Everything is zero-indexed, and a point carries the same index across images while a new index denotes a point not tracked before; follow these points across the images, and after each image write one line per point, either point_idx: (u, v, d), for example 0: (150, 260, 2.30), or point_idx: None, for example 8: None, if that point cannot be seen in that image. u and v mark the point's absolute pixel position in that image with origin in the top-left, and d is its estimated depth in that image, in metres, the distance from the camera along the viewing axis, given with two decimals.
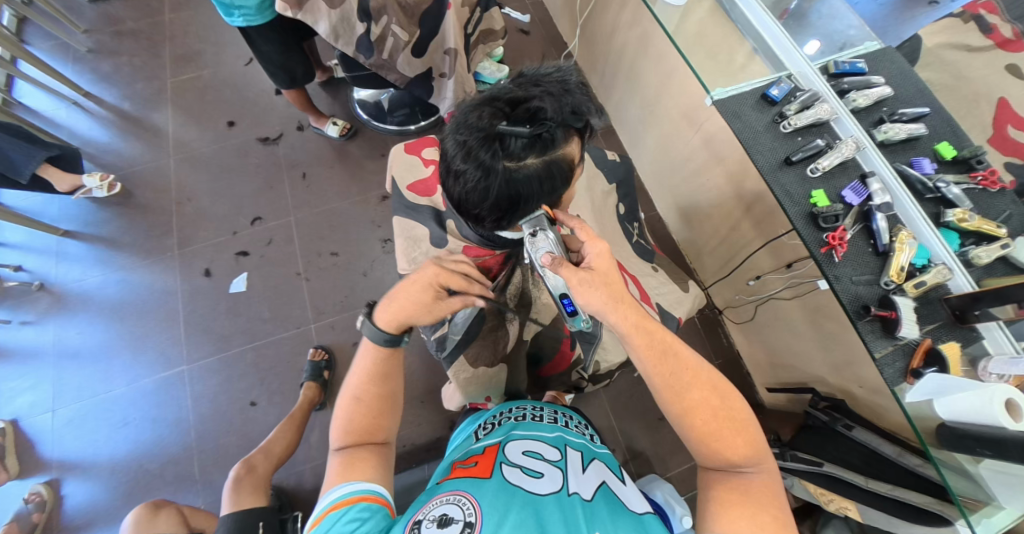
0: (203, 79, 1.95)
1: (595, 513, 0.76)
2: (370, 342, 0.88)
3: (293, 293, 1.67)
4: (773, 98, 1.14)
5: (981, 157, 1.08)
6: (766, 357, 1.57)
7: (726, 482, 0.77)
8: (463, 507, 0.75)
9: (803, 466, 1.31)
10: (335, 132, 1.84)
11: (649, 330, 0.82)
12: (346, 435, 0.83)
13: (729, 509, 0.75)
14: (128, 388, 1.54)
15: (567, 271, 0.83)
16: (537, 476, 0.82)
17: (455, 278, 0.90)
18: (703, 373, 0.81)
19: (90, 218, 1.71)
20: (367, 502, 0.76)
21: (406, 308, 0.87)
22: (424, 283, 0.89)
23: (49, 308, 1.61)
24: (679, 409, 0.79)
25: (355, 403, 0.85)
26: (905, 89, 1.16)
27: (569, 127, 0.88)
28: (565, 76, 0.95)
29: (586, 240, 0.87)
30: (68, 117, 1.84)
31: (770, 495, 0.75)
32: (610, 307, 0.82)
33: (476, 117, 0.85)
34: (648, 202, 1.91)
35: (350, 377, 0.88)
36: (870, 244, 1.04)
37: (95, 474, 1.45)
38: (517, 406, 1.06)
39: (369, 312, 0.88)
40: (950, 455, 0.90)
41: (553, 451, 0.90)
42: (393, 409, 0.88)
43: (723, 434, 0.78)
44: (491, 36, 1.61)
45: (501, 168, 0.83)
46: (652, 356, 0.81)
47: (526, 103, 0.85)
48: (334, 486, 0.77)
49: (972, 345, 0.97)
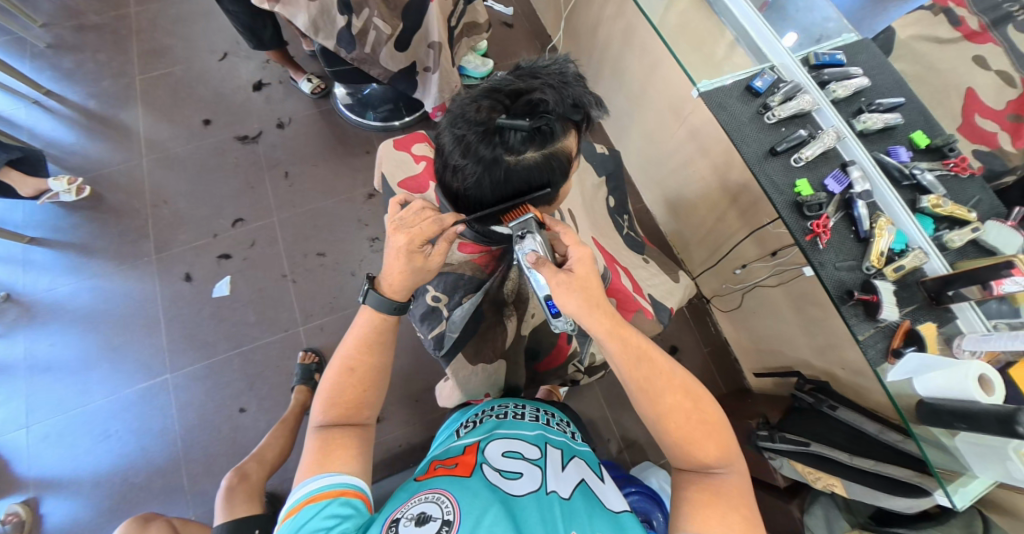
0: (175, 75, 1.87)
1: (573, 511, 0.75)
2: (374, 310, 0.84)
3: (280, 296, 1.63)
4: (757, 90, 1.15)
5: (953, 145, 1.13)
6: (754, 343, 1.63)
7: (700, 484, 0.76)
8: (442, 504, 0.72)
9: (790, 447, 1.30)
10: (308, 88, 1.85)
11: (626, 339, 0.80)
12: (328, 411, 0.78)
13: (703, 509, 0.73)
14: (107, 400, 1.48)
15: (548, 271, 0.80)
16: (516, 477, 0.80)
17: (428, 230, 0.84)
18: (675, 377, 0.79)
19: (57, 224, 1.63)
20: (348, 497, 0.72)
21: (405, 274, 0.84)
22: (404, 251, 0.84)
23: (17, 319, 1.52)
24: (656, 415, 0.78)
25: (346, 375, 0.80)
26: (881, 80, 1.20)
27: (568, 119, 0.88)
28: (562, 68, 0.95)
29: (570, 244, 0.83)
30: (29, 117, 1.74)
31: (740, 496, 0.74)
32: (585, 310, 0.79)
33: (474, 110, 0.84)
34: (636, 195, 1.93)
35: (345, 344, 0.83)
36: (851, 230, 1.07)
37: (76, 490, 1.39)
38: (500, 404, 1.04)
39: (367, 289, 0.84)
40: (929, 431, 0.94)
41: (534, 450, 0.88)
42: (382, 385, 0.83)
43: (696, 438, 0.76)
44: (474, 29, 1.59)
45: (502, 162, 0.82)
46: (626, 363, 0.79)
47: (526, 96, 0.85)
48: (310, 477, 0.72)
49: (947, 325, 1.02)
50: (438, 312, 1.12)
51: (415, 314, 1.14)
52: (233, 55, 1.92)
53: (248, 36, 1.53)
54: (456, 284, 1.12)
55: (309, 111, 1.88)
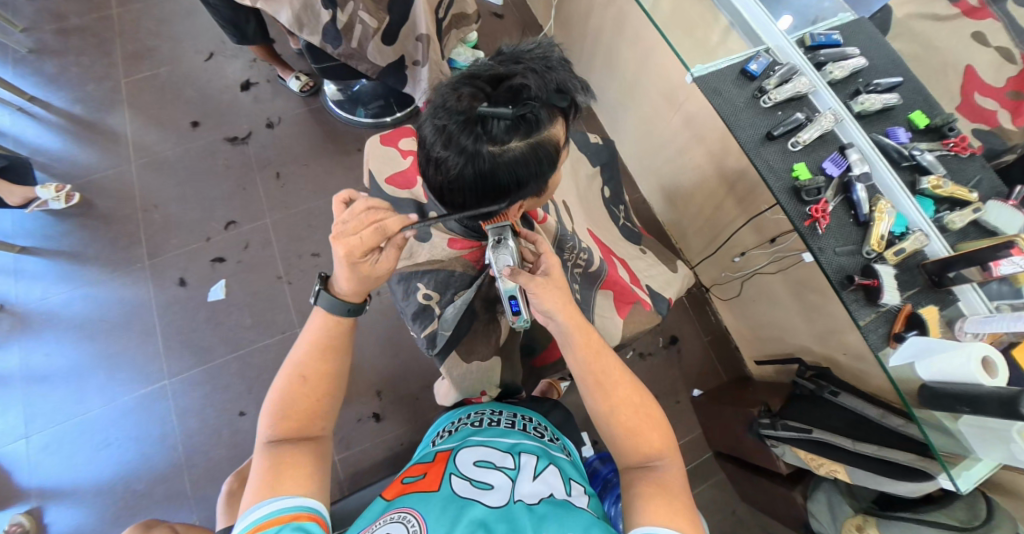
0: (161, 77, 1.84)
1: (542, 515, 0.72)
2: (326, 313, 0.81)
3: (276, 298, 1.62)
4: (752, 73, 1.13)
5: (952, 125, 1.11)
6: (754, 331, 1.63)
7: (648, 479, 0.73)
8: (408, 524, 0.70)
9: (792, 434, 1.27)
10: (296, 86, 1.82)
11: (590, 333, 0.82)
12: (278, 425, 0.74)
13: (654, 502, 0.69)
14: (105, 408, 1.47)
15: (525, 277, 0.80)
16: (487, 489, 0.78)
17: (370, 240, 0.77)
18: (626, 372, 0.81)
19: (48, 232, 1.61)
20: (301, 521, 0.66)
21: (354, 282, 0.80)
22: (346, 262, 0.78)
23: (12, 329, 1.52)
24: (608, 408, 0.78)
25: (298, 382, 0.77)
26: (880, 60, 1.18)
27: (553, 106, 0.83)
28: (546, 52, 0.89)
29: (544, 252, 0.85)
30: (14, 124, 1.72)
31: (680, 486, 0.72)
32: (561, 307, 0.81)
33: (454, 99, 0.80)
34: (631, 185, 1.92)
35: (296, 350, 0.80)
36: (851, 214, 1.06)
37: (79, 498, 1.39)
38: (476, 410, 1.02)
39: (319, 290, 0.81)
40: (931, 415, 0.93)
41: (507, 459, 0.85)
42: (337, 392, 0.80)
43: (643, 428, 0.77)
44: (463, 20, 1.55)
45: (485, 153, 0.78)
46: (586, 355, 0.81)
47: (507, 82, 0.80)
48: (257, 504, 0.66)
49: (949, 308, 1.00)
50: (430, 310, 1.07)
51: (406, 314, 1.09)
52: (219, 55, 1.89)
53: (231, 30, 1.50)
54: (448, 281, 1.07)
55: (299, 109, 1.86)
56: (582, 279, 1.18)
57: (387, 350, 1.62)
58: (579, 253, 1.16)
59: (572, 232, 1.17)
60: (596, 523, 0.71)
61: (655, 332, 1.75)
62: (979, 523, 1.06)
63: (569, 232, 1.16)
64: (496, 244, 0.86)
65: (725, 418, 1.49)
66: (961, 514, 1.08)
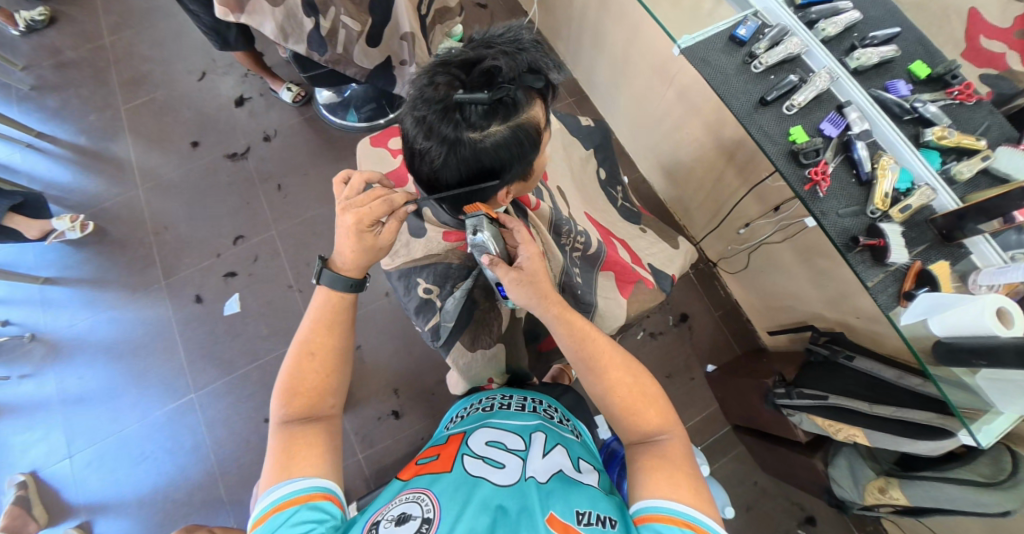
0: (158, 101, 1.89)
1: (550, 492, 0.73)
2: (329, 289, 0.83)
3: (288, 306, 1.66)
4: (740, 39, 1.09)
5: (956, 72, 1.07)
6: (764, 301, 1.61)
7: (649, 452, 0.73)
8: (423, 503, 0.72)
9: (808, 401, 1.25)
10: (288, 97, 1.85)
11: (571, 321, 0.85)
12: (290, 404, 0.76)
13: (654, 473, 0.70)
14: (140, 423, 1.54)
15: (501, 270, 0.85)
16: (499, 467, 0.79)
17: (378, 210, 0.82)
18: (615, 351, 0.83)
19: (68, 262, 1.67)
20: (317, 501, 0.68)
21: (357, 255, 0.83)
22: (353, 232, 0.82)
23: (45, 357, 1.59)
24: (603, 387, 0.80)
25: (306, 359, 0.79)
26: (874, 11, 1.14)
27: (529, 87, 0.82)
28: (517, 35, 0.88)
29: (522, 243, 0.88)
30: (25, 161, 1.78)
31: (682, 456, 0.73)
32: (535, 302, 0.86)
33: (431, 89, 0.80)
34: (630, 164, 1.91)
35: (303, 326, 0.82)
36: (852, 174, 1.03)
37: (123, 511, 1.46)
38: (487, 396, 1.04)
39: (320, 268, 0.83)
40: (948, 371, 0.91)
41: (517, 440, 0.87)
42: (343, 370, 0.82)
43: (639, 405, 0.78)
44: (446, 14, 1.54)
45: (465, 140, 0.78)
46: (573, 343, 0.83)
47: (480, 66, 0.80)
48: (274, 485, 0.68)
49: (961, 262, 0.97)
50: (432, 303, 1.08)
51: (409, 309, 1.10)
52: (211, 72, 1.93)
53: (213, 37, 1.50)
54: (447, 274, 1.08)
55: (294, 120, 1.88)
56: (581, 262, 1.19)
57: (398, 347, 1.66)
58: (576, 236, 1.16)
59: (568, 217, 1.18)
60: (602, 497, 0.73)
61: (664, 311, 1.75)
62: (1005, 477, 1.03)
63: (565, 217, 1.16)
64: (473, 233, 0.88)
65: (740, 390, 1.48)
66: (985, 470, 1.06)
